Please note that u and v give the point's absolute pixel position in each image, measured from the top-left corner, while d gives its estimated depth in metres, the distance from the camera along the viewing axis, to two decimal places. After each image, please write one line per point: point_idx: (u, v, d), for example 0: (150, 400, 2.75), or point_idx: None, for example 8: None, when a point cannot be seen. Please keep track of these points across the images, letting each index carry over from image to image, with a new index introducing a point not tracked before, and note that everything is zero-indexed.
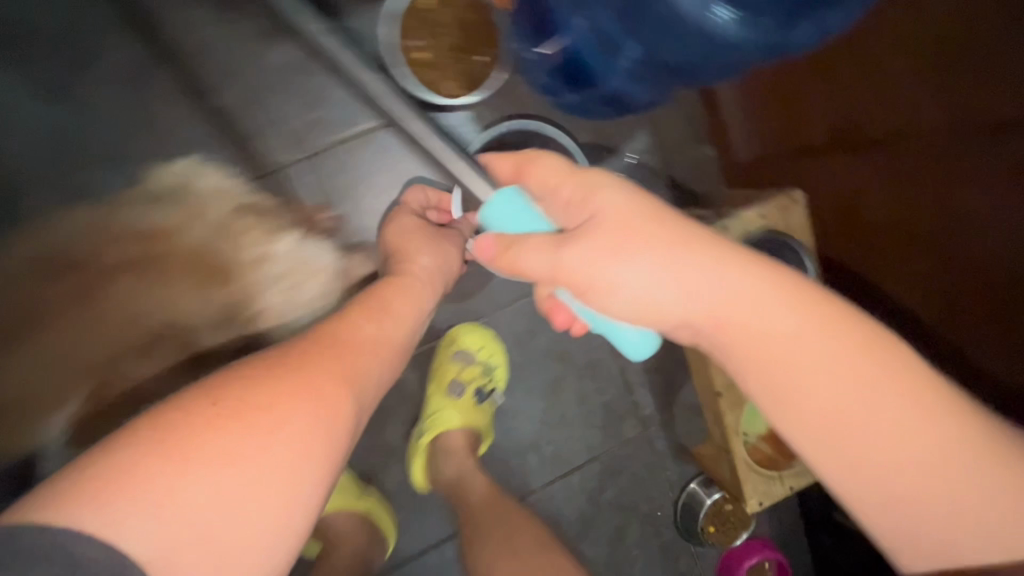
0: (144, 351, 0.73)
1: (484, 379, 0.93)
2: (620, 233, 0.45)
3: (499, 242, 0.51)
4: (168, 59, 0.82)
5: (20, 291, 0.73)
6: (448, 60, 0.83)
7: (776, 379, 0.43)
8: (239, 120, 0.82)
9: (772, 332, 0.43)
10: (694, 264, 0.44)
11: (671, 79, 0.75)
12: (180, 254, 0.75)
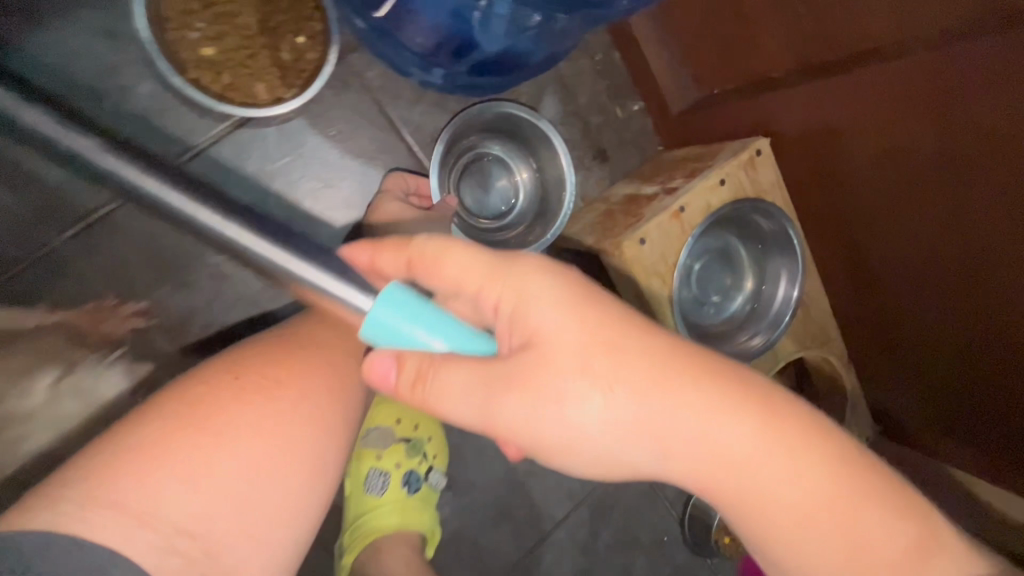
0: None
1: (414, 460, 0.69)
2: (573, 382, 0.32)
3: (407, 382, 0.32)
4: None
5: None
6: (252, 46, 0.56)
7: (752, 521, 0.34)
8: None
9: (749, 468, 0.32)
10: (672, 417, 0.32)
11: (564, 18, 0.52)
12: None
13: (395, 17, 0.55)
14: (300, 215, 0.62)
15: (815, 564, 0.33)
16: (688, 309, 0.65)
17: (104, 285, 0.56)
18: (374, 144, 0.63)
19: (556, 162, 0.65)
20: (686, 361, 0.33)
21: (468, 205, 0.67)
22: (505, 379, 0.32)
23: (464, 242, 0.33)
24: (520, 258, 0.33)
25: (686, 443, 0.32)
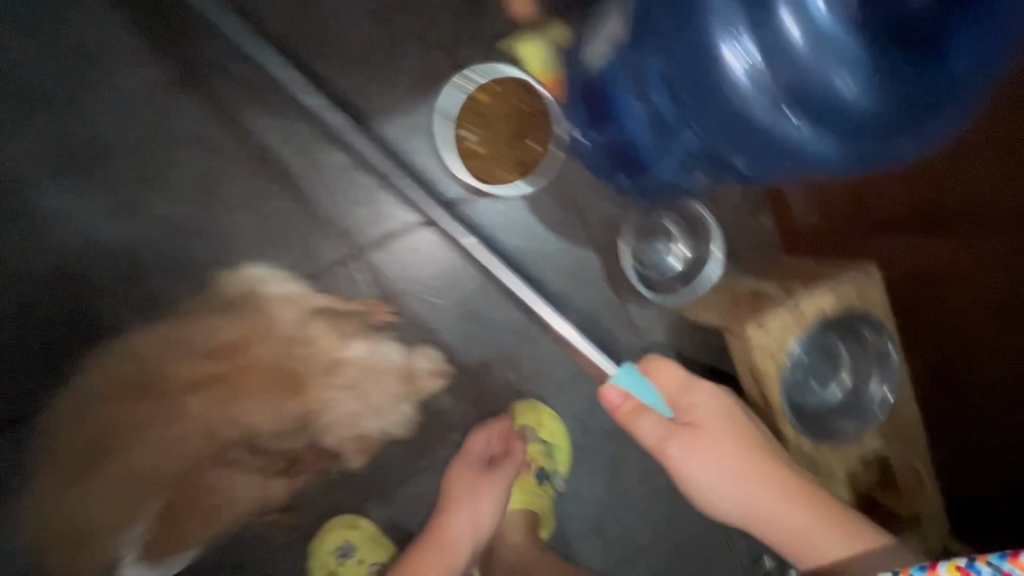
0: (228, 457, 0.77)
1: (545, 460, 0.88)
2: (716, 456, 0.63)
3: (625, 408, 0.63)
4: (229, 164, 0.79)
5: (106, 413, 0.74)
6: (502, 147, 0.82)
7: (794, 547, 0.61)
8: (294, 221, 0.80)
9: (792, 519, 0.61)
10: (763, 487, 0.62)
11: (721, 175, 0.73)
12: (257, 369, 0.77)
13: (607, 135, 0.73)
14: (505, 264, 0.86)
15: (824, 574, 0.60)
16: (791, 386, 0.79)
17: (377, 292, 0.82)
18: (565, 221, 0.87)
19: (707, 245, 0.84)
20: (768, 453, 0.64)
21: (636, 257, 0.87)
22: (678, 435, 0.63)
23: (669, 360, 0.67)
24: (693, 379, 0.66)
25: (767, 502, 0.62)
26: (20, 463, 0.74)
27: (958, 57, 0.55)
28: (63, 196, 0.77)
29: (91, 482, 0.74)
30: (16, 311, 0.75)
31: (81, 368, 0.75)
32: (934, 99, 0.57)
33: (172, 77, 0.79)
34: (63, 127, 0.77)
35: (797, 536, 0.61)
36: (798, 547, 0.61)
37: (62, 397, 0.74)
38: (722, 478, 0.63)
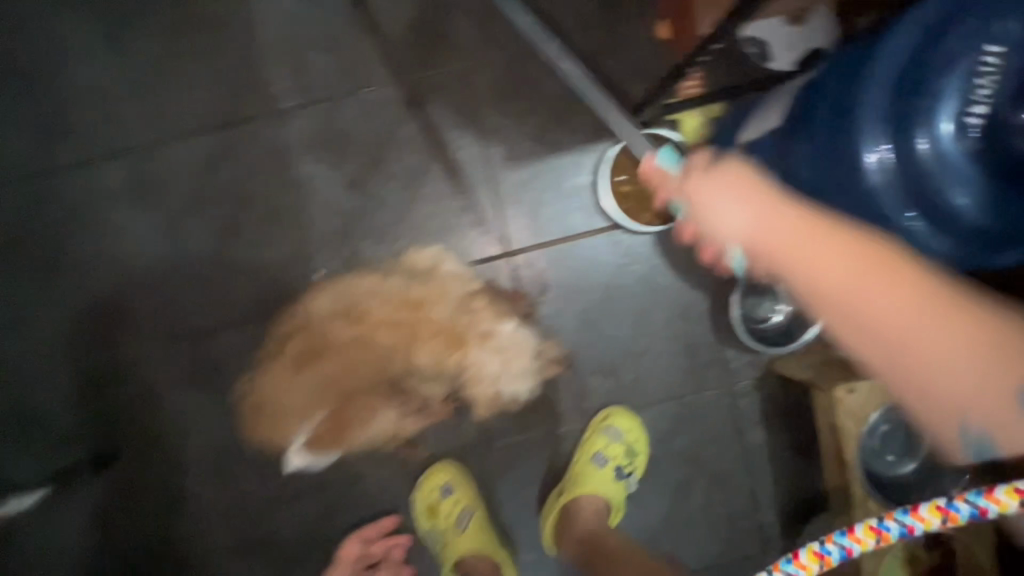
0: (385, 389, 0.98)
1: (625, 460, 1.00)
2: (728, 178, 0.54)
3: (658, 169, 0.71)
4: (437, 165, 1.01)
5: (314, 333, 0.98)
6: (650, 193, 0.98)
7: (856, 314, 0.45)
8: (473, 218, 1.01)
9: (852, 264, 0.45)
10: (789, 208, 0.50)
11: None
12: (430, 324, 0.98)
13: None
14: (628, 289, 1.02)
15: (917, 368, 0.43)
16: (865, 451, 0.88)
17: (524, 289, 1.01)
18: (686, 265, 1.02)
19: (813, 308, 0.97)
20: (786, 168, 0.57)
21: (745, 306, 0.99)
22: (689, 165, 0.60)
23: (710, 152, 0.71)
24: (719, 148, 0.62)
25: (829, 275, 0.45)
26: (246, 355, 1.00)
27: None
28: (314, 165, 1.01)
29: (296, 378, 0.98)
30: (264, 244, 1.00)
31: (302, 296, 1.00)
32: None
33: (409, 91, 1.01)
34: (324, 115, 1.01)
35: (903, 338, 0.43)
36: (864, 315, 0.44)
37: (285, 314, 0.99)
38: (740, 207, 0.52)
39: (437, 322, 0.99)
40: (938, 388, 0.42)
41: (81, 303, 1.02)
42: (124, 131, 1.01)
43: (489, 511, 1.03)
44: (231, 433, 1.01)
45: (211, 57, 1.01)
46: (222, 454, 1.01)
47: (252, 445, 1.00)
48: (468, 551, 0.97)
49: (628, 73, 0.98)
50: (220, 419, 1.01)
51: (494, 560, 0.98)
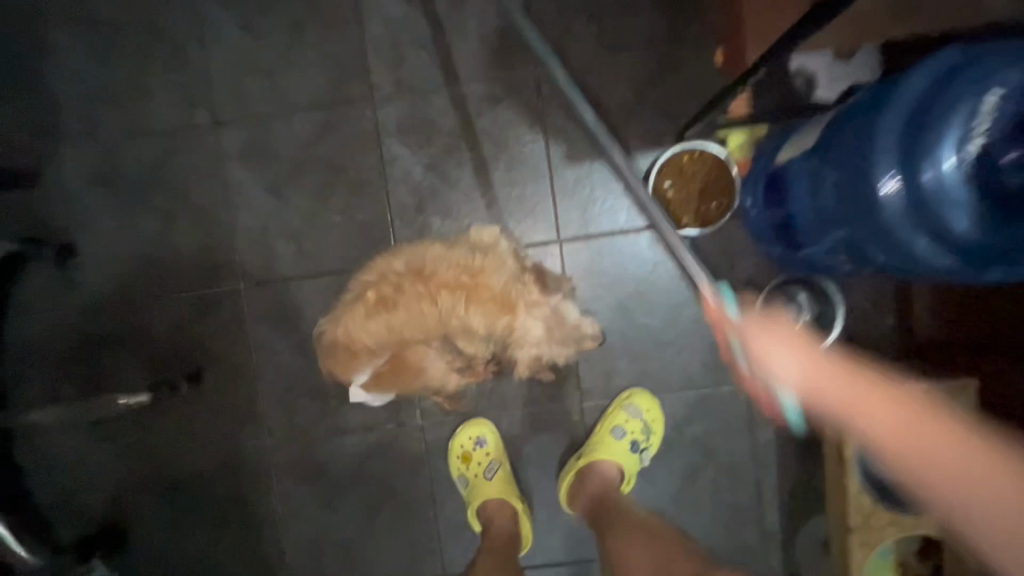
0: (437, 342, 1.06)
1: (642, 437, 1.11)
2: (783, 341, 0.74)
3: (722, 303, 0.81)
4: (504, 156, 1.15)
5: (390, 282, 1.04)
6: (690, 199, 1.10)
7: (902, 452, 0.60)
8: (529, 207, 1.15)
9: (892, 419, 0.62)
10: (838, 371, 0.69)
11: (851, 260, 0.91)
12: (488, 289, 1.03)
13: (772, 210, 0.99)
14: (661, 285, 1.14)
15: (970, 506, 0.54)
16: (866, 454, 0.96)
17: (568, 274, 1.14)
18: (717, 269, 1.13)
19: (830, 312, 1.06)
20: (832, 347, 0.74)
21: (774, 306, 1.06)
22: (759, 326, 0.77)
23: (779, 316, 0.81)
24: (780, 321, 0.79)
25: (872, 420, 0.64)
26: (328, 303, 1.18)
27: None
28: (399, 146, 1.17)
29: (371, 319, 1.03)
30: (351, 209, 1.18)
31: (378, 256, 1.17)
32: None
33: (489, 89, 1.14)
34: (412, 103, 1.16)
35: (930, 465, 0.58)
36: (910, 458, 0.59)
37: (362, 269, 1.16)
38: (795, 361, 0.73)
39: (493, 288, 1.03)
40: (977, 516, 0.54)
41: (195, 244, 1.21)
42: (246, 102, 1.19)
43: (514, 464, 1.18)
44: (306, 366, 1.19)
45: (323, 44, 1.17)
46: (296, 383, 1.19)
47: (322, 379, 1.18)
48: (491, 496, 1.10)
49: (684, 93, 1.11)
50: (299, 354, 1.19)
51: (514, 508, 1.10)
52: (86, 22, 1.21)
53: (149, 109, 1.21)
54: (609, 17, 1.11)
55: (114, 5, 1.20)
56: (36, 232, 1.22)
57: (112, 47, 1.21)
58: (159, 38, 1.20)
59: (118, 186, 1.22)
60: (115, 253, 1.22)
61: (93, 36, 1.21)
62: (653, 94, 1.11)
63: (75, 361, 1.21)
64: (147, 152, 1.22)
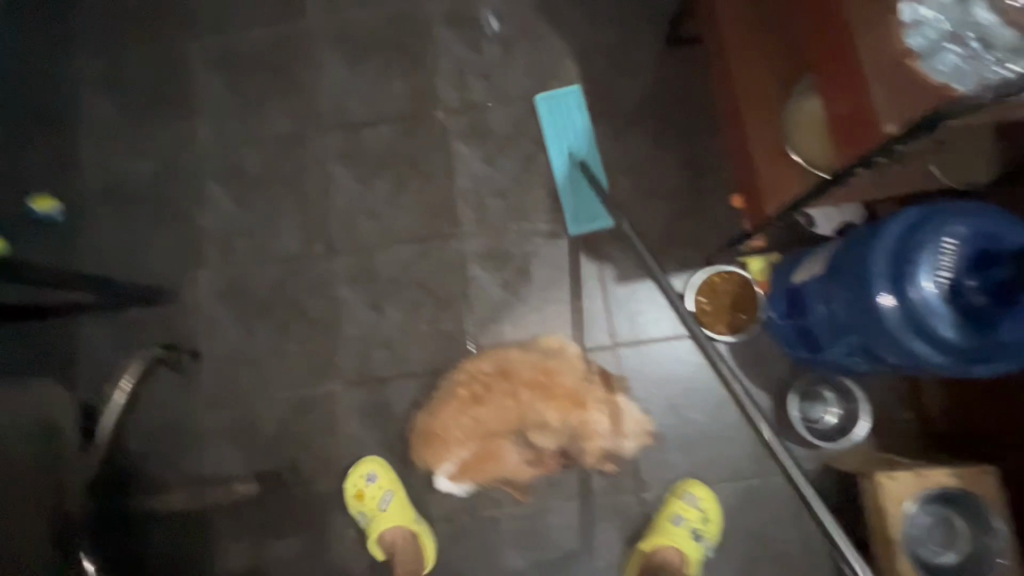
0: (518, 435, 1.24)
1: (701, 524, 1.22)
2: None
3: None
4: (567, 279, 1.41)
5: (482, 381, 1.25)
6: (722, 312, 1.33)
7: None
8: (589, 319, 1.38)
9: None
10: None
11: (865, 361, 1.10)
12: (562, 385, 1.25)
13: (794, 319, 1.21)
14: (704, 384, 1.32)
15: None
16: (910, 534, 1.07)
17: (625, 375, 1.33)
18: (752, 370, 1.32)
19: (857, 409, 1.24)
20: None
21: (803, 407, 1.27)
22: None
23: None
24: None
25: None
26: (419, 401, 1.37)
27: (1002, 328, 0.86)
28: (480, 270, 1.43)
29: (469, 411, 1.24)
30: (439, 321, 1.41)
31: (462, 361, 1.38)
32: (1004, 346, 0.86)
33: (552, 227, 1.44)
34: (491, 236, 1.45)
35: None
36: None
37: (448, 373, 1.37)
38: None
39: (566, 385, 1.25)
40: None
41: (304, 351, 1.43)
42: (355, 235, 1.48)
43: (580, 553, 1.28)
44: (396, 460, 1.34)
45: (420, 193, 1.48)
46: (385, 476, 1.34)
47: (411, 471, 1.34)
48: (387, 527, 1.27)
49: (709, 230, 1.39)
50: (391, 448, 1.36)
51: (413, 533, 1.27)
52: (234, 175, 1.54)
53: (275, 240, 1.49)
54: (647, 173, 1.42)
55: (258, 163, 1.54)
56: (172, 339, 1.46)
57: (252, 193, 1.52)
58: (289, 186, 1.52)
59: (243, 302, 1.47)
60: (234, 359, 1.44)
61: (239, 185, 1.53)
62: (684, 229, 1.39)
63: (191, 452, 1.39)
64: (270, 275, 1.48)
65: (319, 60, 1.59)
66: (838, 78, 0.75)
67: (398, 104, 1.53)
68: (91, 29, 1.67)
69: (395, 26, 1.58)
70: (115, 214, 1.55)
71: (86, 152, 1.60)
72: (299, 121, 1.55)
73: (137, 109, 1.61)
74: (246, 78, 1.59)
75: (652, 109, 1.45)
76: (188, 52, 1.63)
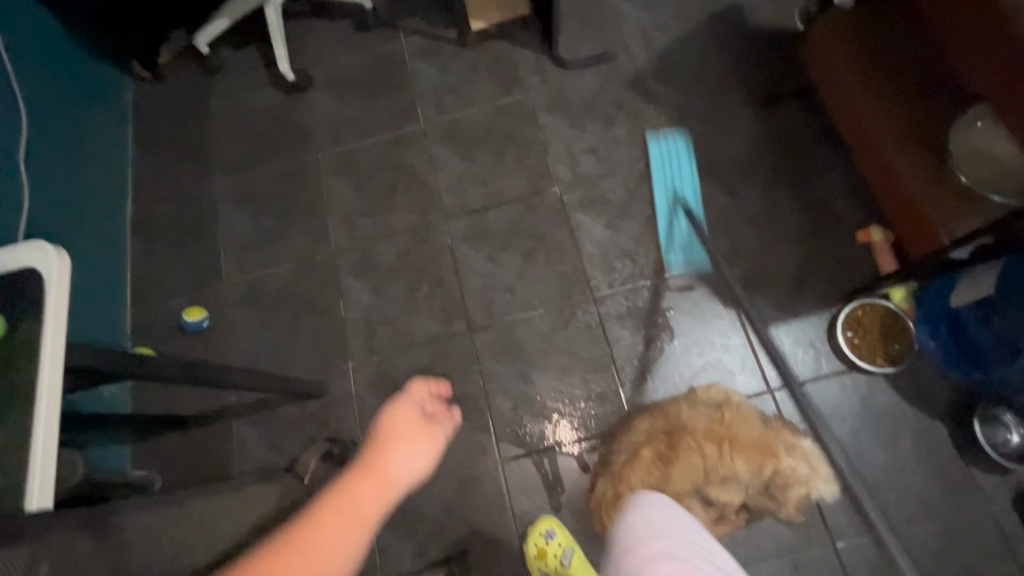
0: (703, 493, 1.18)
1: None
2: None
3: None
4: (707, 328, 1.45)
5: (665, 441, 1.22)
6: (875, 345, 1.35)
7: None
8: (736, 367, 1.42)
9: None
10: None
11: None
12: (748, 436, 1.19)
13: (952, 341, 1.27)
14: (871, 420, 1.33)
15: None
16: None
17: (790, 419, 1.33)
18: (917, 399, 1.32)
19: None
20: None
21: (984, 436, 1.25)
22: None
23: None
24: None
25: None
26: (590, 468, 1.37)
27: None
28: (621, 330, 1.48)
29: (658, 472, 1.18)
30: (592, 386, 1.44)
31: (622, 423, 1.40)
32: None
33: (683, 281, 1.49)
34: (626, 297, 1.50)
35: None
36: None
37: (612, 440, 1.37)
38: None
39: (752, 435, 1.20)
40: None
41: (460, 430, 1.45)
42: (494, 310, 1.54)
43: None
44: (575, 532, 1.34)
45: (550, 263, 1.56)
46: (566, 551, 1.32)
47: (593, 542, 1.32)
48: None
49: (839, 266, 1.44)
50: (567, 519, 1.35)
51: None
52: (369, 268, 1.63)
53: (417, 325, 1.55)
54: (765, 221, 1.51)
55: (391, 253, 1.63)
56: (328, 432, 1.49)
57: (387, 282, 1.61)
58: (423, 272, 1.60)
59: (391, 388, 1.51)
60: None
61: (375, 277, 1.62)
62: (815, 268, 1.45)
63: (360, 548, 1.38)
64: (416, 358, 1.52)
65: (435, 154, 1.72)
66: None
67: (516, 185, 1.65)
68: (222, 152, 1.82)
69: (502, 118, 1.72)
70: (257, 316, 1.62)
71: (224, 263, 1.70)
72: (424, 211, 1.66)
73: (269, 216, 1.73)
74: (369, 178, 1.72)
75: (756, 162, 1.56)
76: (311, 161, 1.77)
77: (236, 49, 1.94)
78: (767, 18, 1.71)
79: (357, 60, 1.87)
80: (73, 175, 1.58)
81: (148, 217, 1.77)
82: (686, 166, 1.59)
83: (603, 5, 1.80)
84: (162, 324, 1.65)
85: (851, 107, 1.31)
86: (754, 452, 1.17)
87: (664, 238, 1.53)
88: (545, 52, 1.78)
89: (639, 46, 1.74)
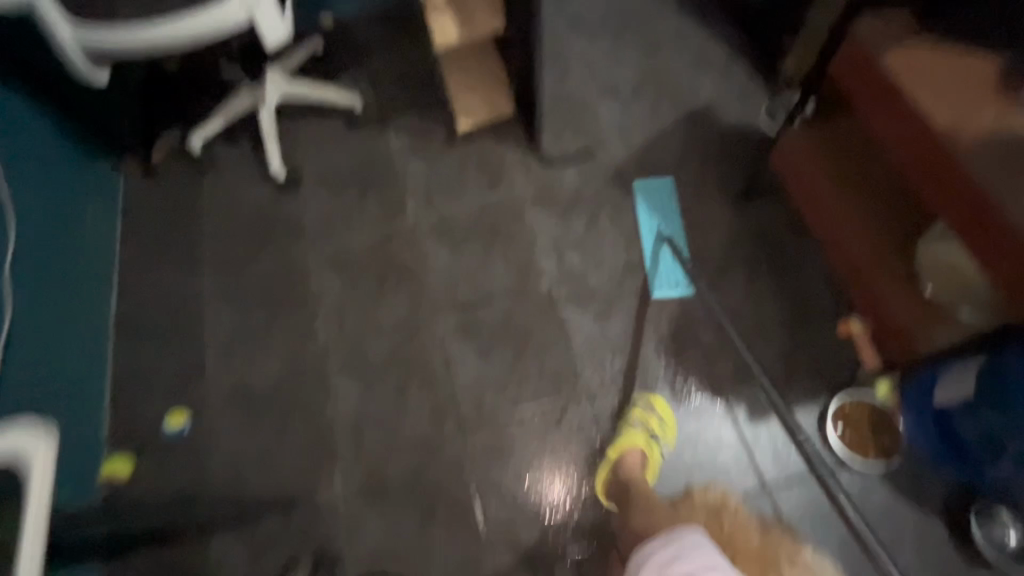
0: None
1: None
2: None
3: None
4: (699, 424, 1.46)
5: None
6: (866, 440, 1.36)
7: None
8: (730, 464, 1.42)
9: None
10: None
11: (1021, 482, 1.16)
12: (750, 548, 1.17)
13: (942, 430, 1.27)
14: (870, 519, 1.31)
15: None
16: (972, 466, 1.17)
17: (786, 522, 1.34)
18: (913, 496, 1.32)
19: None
20: None
21: (982, 536, 1.25)
22: None
23: None
24: None
25: None
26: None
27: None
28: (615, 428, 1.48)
29: None
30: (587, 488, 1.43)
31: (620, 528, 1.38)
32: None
33: (673, 376, 1.52)
34: (618, 393, 1.51)
35: None
36: None
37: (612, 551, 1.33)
38: None
39: (754, 547, 1.17)
40: None
41: (452, 538, 1.40)
42: (485, 409, 1.52)
43: None
44: None
45: (541, 358, 1.56)
46: None
47: None
48: None
49: (824, 358, 1.48)
50: None
51: None
52: (358, 365, 1.61)
53: (408, 425, 1.53)
54: (749, 313, 1.55)
55: (380, 350, 1.62)
56: (313, 544, 1.43)
57: (376, 381, 1.59)
58: (413, 369, 1.59)
59: (380, 493, 1.46)
60: (378, 557, 1.40)
61: (363, 374, 1.60)
62: (800, 360, 1.48)
63: None
64: (406, 459, 1.49)
65: (424, 249, 1.75)
66: (997, 251, 0.94)
67: (505, 279, 1.68)
68: (213, 248, 1.83)
69: (490, 213, 1.78)
70: (242, 418, 1.58)
71: (209, 363, 1.66)
72: (414, 307, 1.67)
73: (257, 314, 1.72)
74: (359, 273, 1.74)
75: (735, 256, 1.62)
76: (302, 256, 1.79)
77: (229, 146, 2.00)
78: (736, 118, 1.83)
79: (349, 158, 1.93)
80: (54, 282, 1.57)
81: (132, 316, 1.75)
82: (669, 207, 1.72)
83: (582, 104, 1.91)
84: (142, 431, 1.59)
85: (821, 213, 1.38)
86: (756, 565, 1.13)
87: (650, 268, 1.64)
88: (529, 148, 1.86)
89: (619, 143, 1.84)
